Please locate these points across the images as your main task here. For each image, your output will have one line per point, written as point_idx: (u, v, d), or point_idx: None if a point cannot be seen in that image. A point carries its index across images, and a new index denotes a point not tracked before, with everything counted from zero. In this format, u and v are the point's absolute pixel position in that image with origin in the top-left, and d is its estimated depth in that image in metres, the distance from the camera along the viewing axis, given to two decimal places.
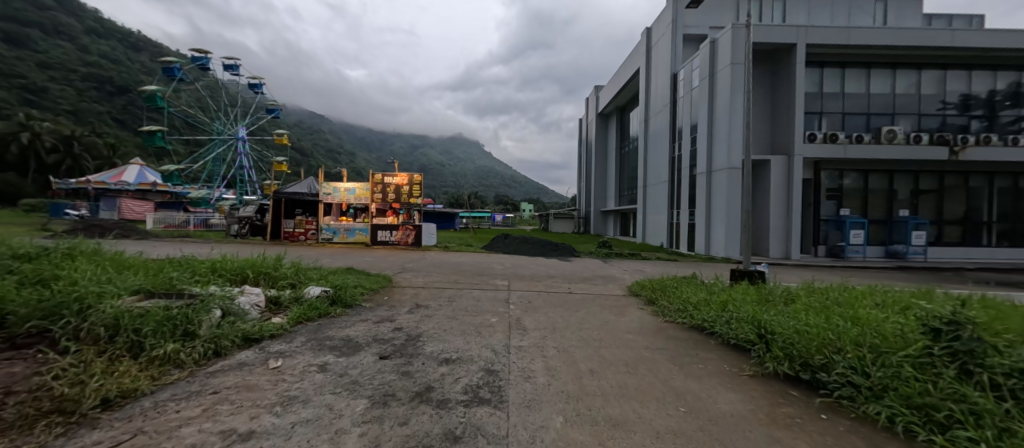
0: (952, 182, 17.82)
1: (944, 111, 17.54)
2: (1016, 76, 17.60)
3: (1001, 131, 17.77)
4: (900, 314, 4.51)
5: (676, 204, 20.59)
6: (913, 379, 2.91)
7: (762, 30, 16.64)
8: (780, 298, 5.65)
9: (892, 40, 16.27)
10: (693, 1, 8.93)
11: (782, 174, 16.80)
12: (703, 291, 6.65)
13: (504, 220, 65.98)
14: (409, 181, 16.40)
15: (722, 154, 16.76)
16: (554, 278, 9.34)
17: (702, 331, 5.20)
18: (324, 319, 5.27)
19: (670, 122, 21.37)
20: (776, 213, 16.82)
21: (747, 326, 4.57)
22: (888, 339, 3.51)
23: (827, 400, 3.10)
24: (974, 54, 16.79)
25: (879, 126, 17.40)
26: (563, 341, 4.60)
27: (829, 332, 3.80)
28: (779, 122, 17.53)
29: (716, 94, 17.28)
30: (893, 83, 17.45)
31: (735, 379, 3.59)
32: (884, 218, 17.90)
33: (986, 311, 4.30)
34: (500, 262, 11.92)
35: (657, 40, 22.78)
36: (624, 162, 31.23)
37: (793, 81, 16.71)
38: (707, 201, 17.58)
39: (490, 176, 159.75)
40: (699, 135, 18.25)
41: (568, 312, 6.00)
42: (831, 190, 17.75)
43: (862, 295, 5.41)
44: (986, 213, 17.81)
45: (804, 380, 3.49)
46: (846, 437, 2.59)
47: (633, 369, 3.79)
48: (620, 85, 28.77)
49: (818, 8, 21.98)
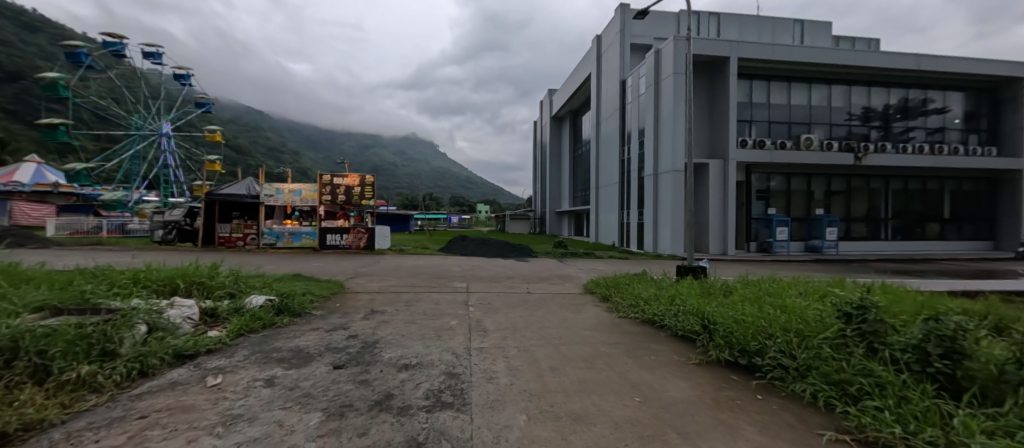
0: (857, 183, 20.30)
1: (850, 122, 19.92)
2: (904, 92, 20.38)
3: (894, 140, 20.43)
4: (819, 301, 5.06)
5: (625, 204, 21.58)
6: (831, 358, 3.29)
7: (700, 43, 17.91)
8: (720, 291, 6.12)
9: (807, 58, 18.22)
10: (641, 14, 9.43)
11: (719, 176, 18.18)
12: (653, 287, 7.01)
13: (460, 221, 65.28)
14: (360, 182, 15.74)
15: (667, 157, 17.80)
16: (513, 279, 9.43)
17: (651, 324, 5.53)
18: (268, 330, 4.94)
19: (620, 126, 22.34)
20: (715, 212, 18.19)
21: (693, 318, 4.91)
22: (810, 324, 3.94)
23: (762, 382, 3.42)
24: (873, 72, 19.20)
25: (798, 134, 19.39)
26: (524, 340, 4.67)
27: (762, 321, 4.19)
28: (717, 127, 18.91)
29: (661, 100, 18.36)
30: (808, 96, 19.54)
31: (683, 368, 3.87)
32: (804, 216, 19.93)
33: (888, 297, 4.90)
34: (458, 264, 11.81)
35: (607, 46, 23.78)
36: (578, 164, 32.15)
37: (727, 90, 18.18)
38: (654, 202, 18.68)
39: (444, 179, 157.33)
40: (646, 139, 19.28)
41: (528, 312, 6.10)
42: (760, 191, 19.52)
43: (788, 286, 6.00)
44: (884, 211, 20.46)
45: (742, 365, 3.84)
46: (779, 414, 2.89)
47: (592, 365, 3.94)
48: (573, 89, 29.60)
49: (747, 26, 24.08)
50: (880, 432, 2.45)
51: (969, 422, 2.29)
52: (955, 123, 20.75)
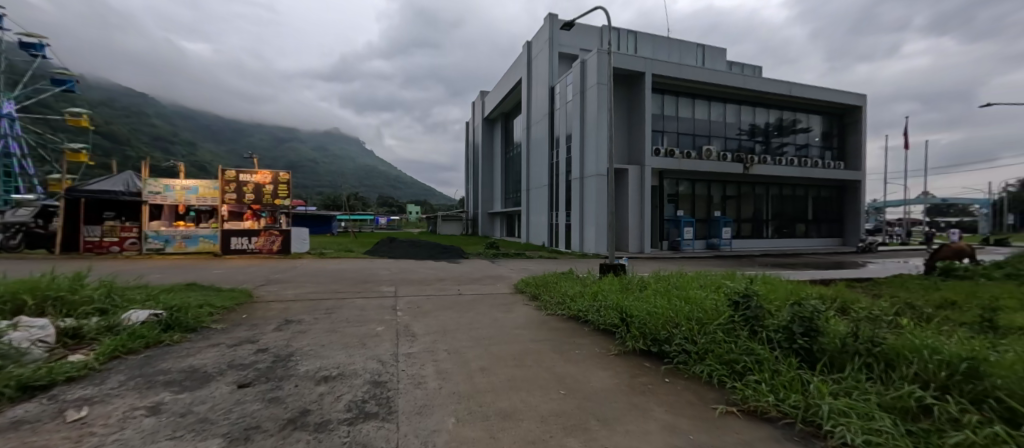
0: (746, 189, 23.45)
1: (741, 136, 22.95)
2: (780, 113, 24.02)
3: (773, 153, 23.95)
4: (715, 291, 5.79)
5: (554, 206, 22.45)
6: (723, 341, 3.80)
7: (620, 57, 19.33)
8: (636, 286, 6.68)
9: (708, 78, 20.61)
10: (569, 25, 9.93)
11: (637, 181, 19.77)
12: (578, 285, 7.42)
13: (388, 222, 62.65)
14: (272, 179, 14.38)
15: (592, 161, 18.90)
16: (444, 281, 9.32)
17: (577, 319, 5.86)
18: (153, 350, 4.28)
19: (549, 130, 23.21)
20: (633, 213, 19.70)
21: (612, 312, 5.31)
22: (707, 313, 4.50)
23: (670, 367, 3.82)
24: (758, 95, 22.37)
25: (701, 145, 21.86)
26: (454, 342, 4.67)
27: (670, 312, 4.69)
28: (634, 136, 20.56)
29: (586, 108, 19.46)
30: (709, 112, 22.13)
31: (604, 359, 4.18)
32: (705, 217, 22.50)
33: (766, 286, 5.78)
34: (385, 267, 11.34)
35: (536, 53, 24.54)
36: (509, 166, 32.69)
37: (643, 103, 19.85)
38: (580, 204, 19.73)
39: (371, 178, 149.67)
40: (573, 145, 20.27)
41: (459, 314, 6.09)
42: (670, 195, 21.62)
43: (691, 280, 6.76)
44: (766, 213, 23.90)
45: (653, 353, 4.25)
46: (682, 393, 3.27)
47: (520, 362, 4.07)
48: (504, 93, 30.08)
49: (660, 45, 26.52)
50: (759, 401, 2.90)
51: (820, 386, 2.81)
52: (816, 141, 24.99)
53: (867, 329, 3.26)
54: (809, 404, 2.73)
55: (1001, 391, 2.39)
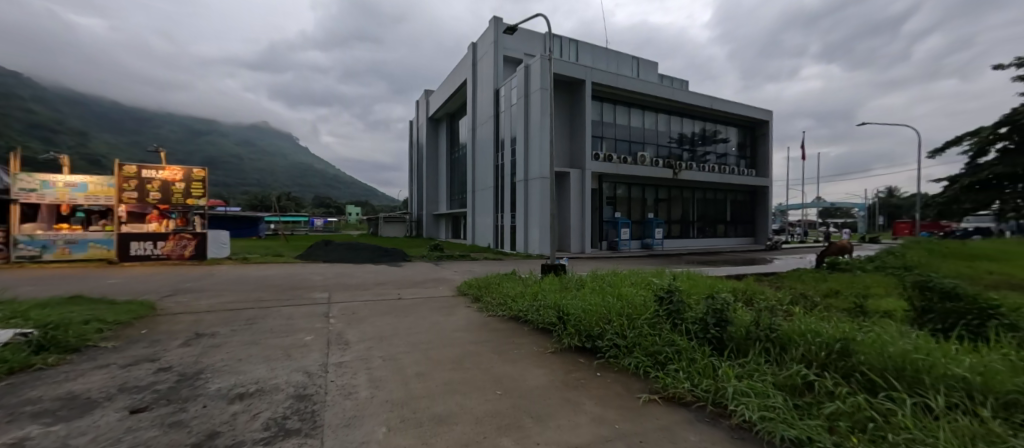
0: (676, 193, 25.31)
1: (671, 144, 24.75)
2: (704, 124, 26.26)
3: (699, 160, 26.11)
4: (644, 288, 6.18)
5: (499, 208, 22.59)
6: (648, 334, 4.06)
7: (562, 64, 19.96)
8: (574, 285, 6.94)
9: (642, 89, 21.97)
10: (510, 31, 10.09)
11: (578, 184, 20.51)
12: (519, 286, 7.53)
13: (324, 224, 59.11)
14: (182, 176, 13.08)
15: (536, 164, 19.28)
16: (383, 285, 8.99)
17: (517, 320, 5.95)
18: (20, 376, 3.64)
19: (494, 132, 23.32)
20: (575, 215, 20.40)
21: (550, 311, 5.46)
22: (636, 308, 4.79)
23: (602, 361, 4.01)
24: (685, 106, 24.28)
25: (636, 151, 23.22)
26: (390, 348, 4.52)
27: (603, 309, 4.92)
28: (576, 140, 21.32)
29: (530, 112, 19.84)
30: (642, 120, 23.60)
31: (541, 357, 4.29)
32: (640, 218, 23.93)
33: (688, 282, 6.29)
34: (319, 272, 10.70)
35: (481, 55, 24.59)
36: (454, 167, 32.36)
37: (584, 109, 20.66)
38: (524, 205, 20.06)
39: (306, 177, 140.33)
40: (518, 148, 20.56)
41: (397, 319, 5.91)
42: (609, 197, 22.71)
43: (624, 278, 7.16)
44: (692, 215, 25.97)
45: (587, 348, 4.44)
46: (612, 386, 3.44)
47: (458, 365, 4.04)
48: (449, 93, 29.74)
49: (599, 55, 27.81)
50: (677, 388, 3.14)
51: (727, 371, 3.11)
52: (734, 150, 27.68)
53: (767, 318, 3.66)
54: (718, 388, 3.00)
55: (864, 365, 2.82)
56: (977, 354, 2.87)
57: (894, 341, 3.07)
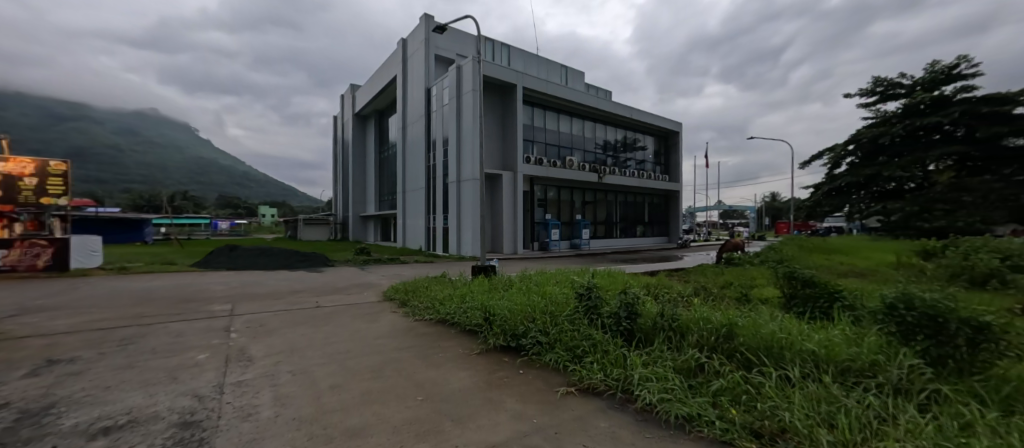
0: (601, 196, 26.85)
1: (596, 150, 26.24)
2: (626, 132, 28.25)
3: (621, 165, 27.97)
4: (566, 287, 6.44)
5: (431, 209, 22.12)
6: (568, 330, 4.24)
7: (494, 68, 20.14)
8: (501, 286, 7.01)
9: (570, 96, 23.01)
10: (439, 31, 9.94)
11: (510, 186, 20.82)
12: (447, 289, 7.42)
13: (231, 228, 53.08)
14: (33, 171, 10.90)
15: (468, 166, 19.22)
16: (298, 293, 8.30)
17: (443, 323, 5.85)
18: None
19: (425, 132, 22.77)
20: (507, 217, 20.66)
21: (477, 312, 5.45)
22: (559, 306, 4.98)
23: (525, 359, 4.10)
24: (609, 115, 25.91)
25: (565, 155, 24.22)
26: (301, 362, 4.17)
27: (527, 308, 5.04)
28: (508, 143, 21.64)
29: (463, 113, 19.74)
30: (570, 127, 24.70)
31: (466, 359, 4.27)
32: (569, 220, 24.98)
33: (606, 279, 6.68)
34: (221, 281, 9.57)
35: (412, 52, 23.87)
36: (384, 167, 31.05)
37: (515, 113, 21.05)
38: (457, 207, 19.86)
39: (210, 174, 124.94)
40: (450, 148, 20.31)
41: (312, 329, 5.50)
42: (540, 200, 23.38)
43: (549, 277, 7.40)
44: (615, 216, 27.75)
45: (511, 347, 4.51)
46: (534, 382, 3.54)
47: (378, 374, 3.86)
48: (377, 89, 28.43)
49: (531, 61, 28.57)
50: (591, 379, 3.33)
51: (634, 359, 3.36)
52: (651, 157, 30.14)
53: (669, 309, 4.03)
54: (627, 375, 3.23)
55: (743, 346, 3.26)
56: (826, 331, 3.44)
57: (767, 323, 3.57)
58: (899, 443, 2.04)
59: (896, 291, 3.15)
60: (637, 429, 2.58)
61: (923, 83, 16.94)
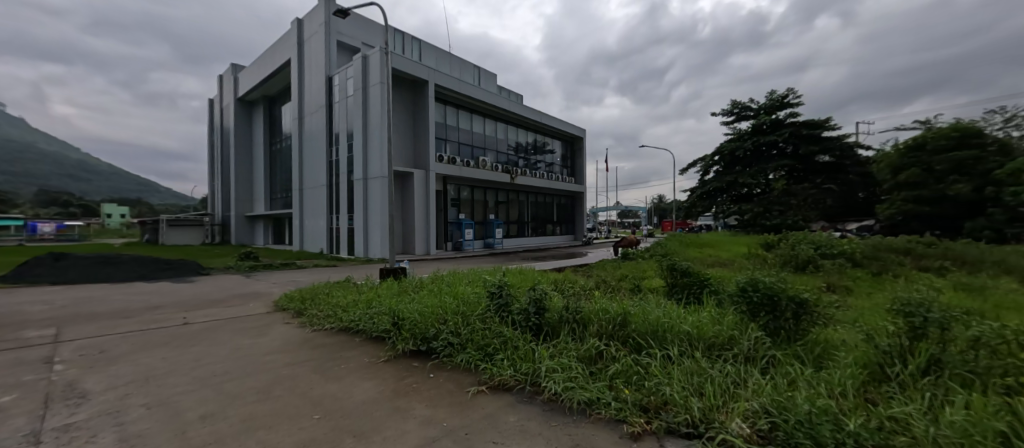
0: (513, 196, 27.56)
1: (508, 152, 26.86)
2: (536, 136, 29.45)
3: (532, 167, 29.06)
4: (478, 286, 6.45)
5: (334, 209, 20.42)
6: (479, 329, 4.24)
7: (404, 61, 19.34)
8: (412, 289, 6.74)
9: (481, 97, 23.16)
10: (341, 16, 9.19)
11: (422, 185, 20.20)
12: (351, 294, 6.89)
13: (62, 231, 42.48)
14: None
15: (375, 163, 18.19)
16: (160, 309, 6.96)
17: (347, 331, 5.41)
18: None
19: (326, 124, 20.91)
20: (419, 217, 20.04)
21: (385, 317, 5.14)
22: (471, 306, 4.96)
23: (435, 362, 4.00)
24: (520, 118, 26.76)
25: (478, 155, 24.33)
26: (161, 391, 3.48)
27: (438, 309, 4.92)
28: (419, 140, 20.98)
29: (369, 106, 18.61)
30: (483, 127, 24.91)
31: (371, 368, 3.99)
32: (482, 220, 25.15)
33: (518, 277, 6.86)
34: (44, 299, 7.58)
35: (310, 35, 21.73)
36: (276, 161, 27.77)
37: (427, 110, 20.52)
38: (363, 206, 18.67)
39: (30, 164, 98.51)
40: (355, 143, 18.99)
41: (179, 351, 4.65)
42: (453, 199, 23.12)
43: (461, 277, 7.34)
44: (527, 216, 28.74)
45: (422, 351, 4.34)
46: (443, 384, 3.46)
47: (265, 395, 3.40)
48: (267, 73, 25.28)
49: (443, 58, 28.08)
50: (502, 376, 3.36)
51: (542, 352, 3.49)
52: (559, 160, 31.87)
53: (574, 302, 4.27)
54: (535, 369, 3.34)
55: (635, 332, 3.61)
56: (699, 313, 3.98)
57: (654, 310, 4.00)
58: (749, 401, 2.44)
59: (748, 277, 3.76)
60: (543, 420, 2.68)
61: (764, 107, 20.76)
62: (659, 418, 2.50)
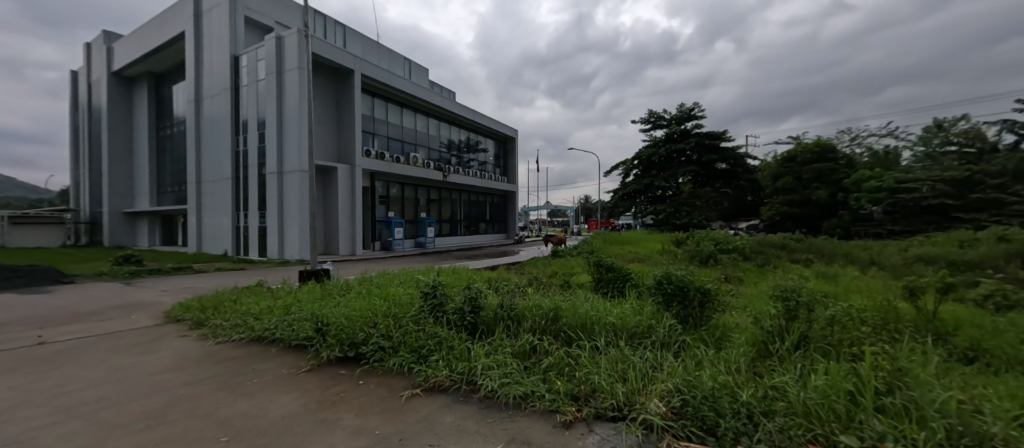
0: (445, 194, 27.16)
1: (441, 149, 26.40)
2: (469, 134, 29.34)
3: (466, 165, 28.91)
4: (410, 287, 6.28)
5: (241, 205, 18.34)
6: (412, 331, 4.14)
7: (326, 47, 17.99)
8: (337, 291, 6.35)
9: (412, 91, 22.43)
10: None
11: (347, 180, 19.01)
12: (265, 299, 6.27)
13: None
14: None
15: (293, 155, 16.71)
16: (6, 326, 5.69)
17: (261, 341, 4.92)
18: None
19: (232, 110, 18.67)
20: (344, 215, 18.83)
21: (306, 323, 4.77)
22: (403, 307, 4.82)
23: (365, 368, 3.82)
24: (453, 115, 26.43)
25: (408, 151, 23.54)
26: (9, 429, 2.86)
27: (368, 312, 4.71)
28: (343, 133, 19.68)
29: (286, 93, 17.02)
30: (414, 122, 24.17)
31: (291, 380, 3.69)
32: (413, 218, 24.42)
33: (452, 276, 6.82)
34: None
35: (211, 8, 19.20)
36: (167, 150, 24.12)
37: (353, 101, 19.33)
38: (277, 203, 17.06)
39: None
40: (268, 132, 17.23)
41: (35, 377, 3.86)
42: (381, 196, 22.10)
43: (392, 278, 7.08)
44: (459, 214, 28.52)
45: (349, 358, 4.11)
46: (374, 391, 3.33)
47: (158, 421, 2.97)
48: (154, 47, 21.82)
49: (370, 47, 26.64)
50: (438, 377, 3.33)
51: (478, 350, 3.53)
52: (492, 159, 32.08)
53: (508, 299, 4.36)
54: (471, 367, 3.36)
55: (565, 326, 3.81)
56: (622, 305, 4.31)
57: (582, 304, 4.26)
58: (665, 383, 2.73)
59: (663, 270, 4.17)
60: (479, 417, 2.72)
61: (674, 118, 22.97)
62: (588, 405, 2.68)
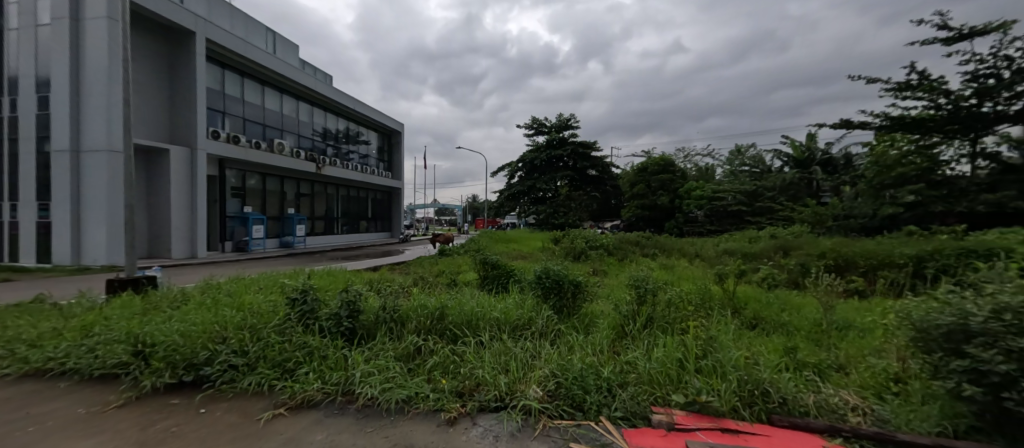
0: (319, 189, 24.49)
1: (314, 138, 23.68)
2: (348, 123, 26.95)
3: (344, 157, 26.48)
4: (272, 293, 5.50)
5: (8, 192, 13.51)
6: (273, 343, 3.64)
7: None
8: (168, 303, 5.18)
9: (276, 68, 19.58)
10: None
11: (184, 167, 15.64)
12: (49, 320, 4.74)
13: None
14: None
15: (100, 130, 13.04)
16: None
17: (42, 376, 3.72)
18: None
19: None
20: (178, 209, 15.44)
21: (119, 346, 3.77)
22: (262, 317, 4.20)
23: (209, 392, 3.22)
24: (328, 101, 23.94)
25: (271, 137, 20.50)
26: None
27: (213, 326, 3.98)
28: (180, 108, 16.11)
29: (88, 48, 13.15)
30: (279, 104, 21.14)
31: (95, 420, 2.89)
32: (278, 215, 21.39)
33: (324, 279, 6.20)
34: None
35: None
36: None
37: (194, 71, 15.97)
38: (74, 193, 13.11)
39: None
40: (57, 97, 13.07)
41: None
42: (234, 188, 18.78)
43: (248, 283, 6.10)
44: (336, 211, 26.01)
45: (186, 383, 3.40)
46: (221, 418, 2.83)
47: None
48: None
49: (219, 9, 22.34)
50: (307, 391, 3.01)
51: (356, 357, 3.30)
52: (375, 153, 30.07)
53: (390, 301, 4.18)
54: (348, 376, 3.14)
55: (451, 324, 3.84)
56: (504, 301, 4.52)
57: (467, 302, 4.33)
58: (541, 369, 2.97)
59: (542, 266, 4.50)
60: (357, 427, 2.57)
61: (554, 126, 24.92)
62: (472, 399, 2.75)
